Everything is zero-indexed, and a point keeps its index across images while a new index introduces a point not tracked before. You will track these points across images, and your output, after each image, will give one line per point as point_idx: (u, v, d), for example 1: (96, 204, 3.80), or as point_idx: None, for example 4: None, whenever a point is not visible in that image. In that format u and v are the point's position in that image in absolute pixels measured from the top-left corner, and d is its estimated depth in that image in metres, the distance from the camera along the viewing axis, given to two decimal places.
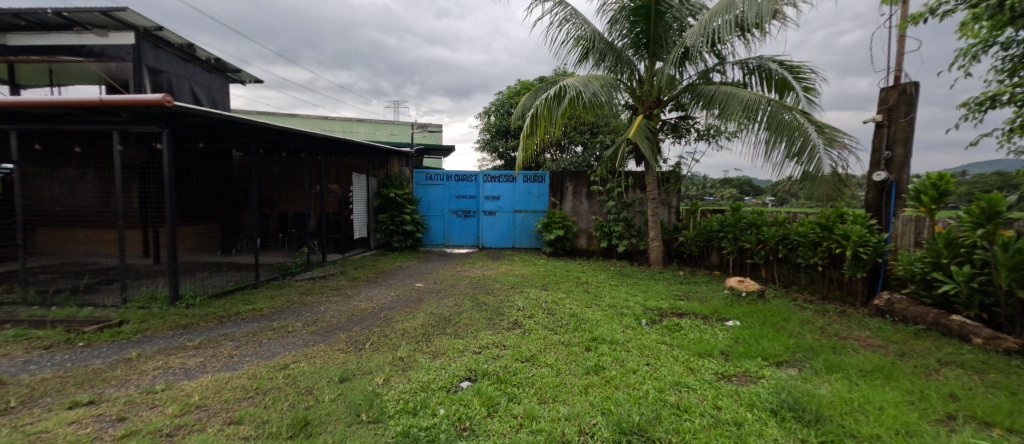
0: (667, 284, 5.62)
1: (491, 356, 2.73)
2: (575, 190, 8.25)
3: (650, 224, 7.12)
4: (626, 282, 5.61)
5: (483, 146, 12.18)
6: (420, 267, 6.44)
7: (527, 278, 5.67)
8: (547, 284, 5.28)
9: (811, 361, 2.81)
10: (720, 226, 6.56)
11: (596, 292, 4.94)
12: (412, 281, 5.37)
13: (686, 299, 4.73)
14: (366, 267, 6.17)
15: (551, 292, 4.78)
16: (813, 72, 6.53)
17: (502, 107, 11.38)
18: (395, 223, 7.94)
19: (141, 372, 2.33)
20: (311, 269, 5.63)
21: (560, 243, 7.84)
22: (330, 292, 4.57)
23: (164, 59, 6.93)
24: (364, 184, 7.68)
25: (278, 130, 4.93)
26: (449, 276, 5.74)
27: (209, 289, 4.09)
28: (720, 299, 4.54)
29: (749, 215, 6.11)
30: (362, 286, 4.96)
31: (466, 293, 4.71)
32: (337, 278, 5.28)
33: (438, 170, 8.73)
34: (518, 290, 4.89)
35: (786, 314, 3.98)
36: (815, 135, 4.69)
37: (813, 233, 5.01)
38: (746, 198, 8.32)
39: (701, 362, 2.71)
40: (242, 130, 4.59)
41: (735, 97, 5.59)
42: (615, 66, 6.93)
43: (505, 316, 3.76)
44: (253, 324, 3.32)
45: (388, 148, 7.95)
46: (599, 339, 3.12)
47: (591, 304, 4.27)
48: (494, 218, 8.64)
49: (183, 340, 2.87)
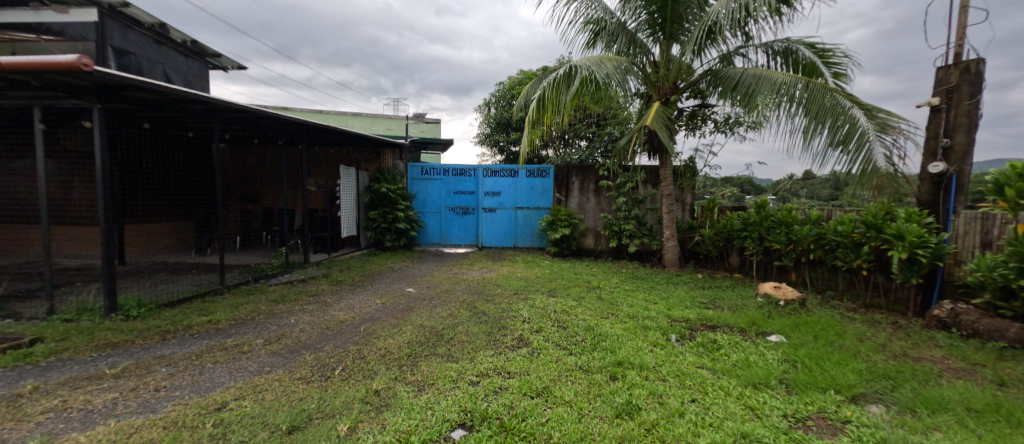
0: (689, 289, 5.02)
1: (491, 389, 2.14)
2: (582, 186, 7.64)
3: (665, 222, 6.53)
4: (644, 287, 5.01)
5: (483, 140, 11.54)
6: (413, 269, 5.86)
7: (532, 282, 5.07)
8: (554, 289, 4.69)
9: (897, 395, 2.23)
10: (743, 224, 5.98)
11: (611, 298, 4.34)
12: (402, 286, 4.77)
13: (715, 307, 4.13)
14: (353, 269, 5.57)
15: (561, 299, 4.18)
16: (845, 56, 5.94)
17: (504, 98, 10.77)
18: (387, 220, 7.34)
19: (21, 419, 1.74)
20: (291, 272, 5.03)
21: (566, 242, 7.25)
22: (308, 298, 3.98)
23: (132, 40, 6.30)
24: (354, 178, 7.08)
25: (246, 114, 4.31)
26: (445, 279, 5.14)
27: (160, 297, 3.49)
28: (754, 307, 3.95)
29: (776, 212, 5.52)
30: (345, 292, 4.36)
31: (463, 300, 4.11)
32: (319, 282, 4.69)
33: (434, 163, 8.12)
34: (523, 296, 4.31)
35: (838, 328, 3.39)
36: (864, 120, 4.07)
37: (858, 232, 4.42)
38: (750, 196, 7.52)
39: (760, 397, 2.12)
40: (200, 112, 3.98)
41: (767, 79, 4.98)
42: (628, 49, 6.35)
43: (508, 331, 3.17)
44: (202, 342, 2.73)
45: (380, 140, 7.36)
46: (624, 363, 2.52)
47: (607, 314, 3.68)
48: (494, 216, 8.04)
49: (102, 367, 2.27)
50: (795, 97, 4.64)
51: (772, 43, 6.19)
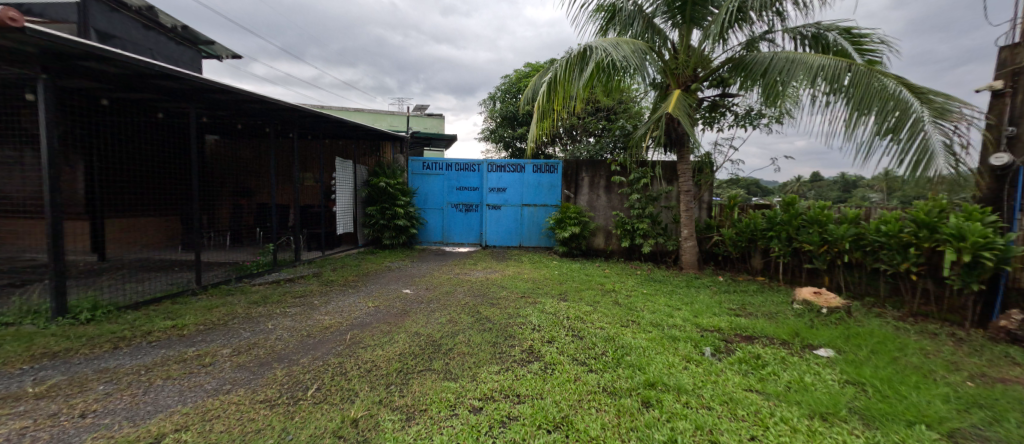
0: (712, 293, 4.56)
1: (497, 421, 1.72)
2: (592, 182, 7.21)
3: (682, 220, 6.08)
4: (663, 290, 4.57)
5: (488, 136, 11.12)
6: (412, 269, 5.44)
7: (540, 284, 4.65)
8: (565, 292, 4.25)
9: (1006, 432, 1.78)
10: (767, 224, 5.53)
11: (629, 303, 3.90)
12: (398, 287, 4.36)
13: (747, 315, 3.68)
14: (347, 268, 5.17)
15: (574, 304, 3.76)
16: (880, 42, 5.46)
17: (509, 92, 10.37)
18: (385, 217, 6.94)
19: None
20: (279, 271, 4.64)
21: (575, 242, 6.81)
22: (293, 300, 3.58)
23: (118, 24, 5.95)
24: (351, 172, 6.69)
25: (227, 97, 3.92)
26: (446, 280, 4.72)
27: (124, 298, 3.10)
28: (793, 316, 3.50)
29: (808, 210, 5.05)
30: (335, 293, 3.95)
31: (465, 304, 3.69)
32: (307, 282, 4.29)
33: (436, 158, 7.72)
34: (532, 300, 3.88)
35: (898, 342, 2.93)
36: (919, 105, 3.60)
37: (908, 232, 3.95)
38: (757, 198, 6.95)
39: (835, 435, 1.68)
40: (173, 91, 3.59)
41: (802, 63, 4.53)
42: (644, 34, 5.88)
43: (516, 341, 2.75)
44: (158, 353, 2.33)
45: (379, 132, 6.97)
46: (658, 385, 2.08)
47: (627, 322, 3.26)
48: (499, 213, 7.62)
49: (24, 385, 1.87)
50: (836, 82, 4.17)
51: (800, 28, 5.70)
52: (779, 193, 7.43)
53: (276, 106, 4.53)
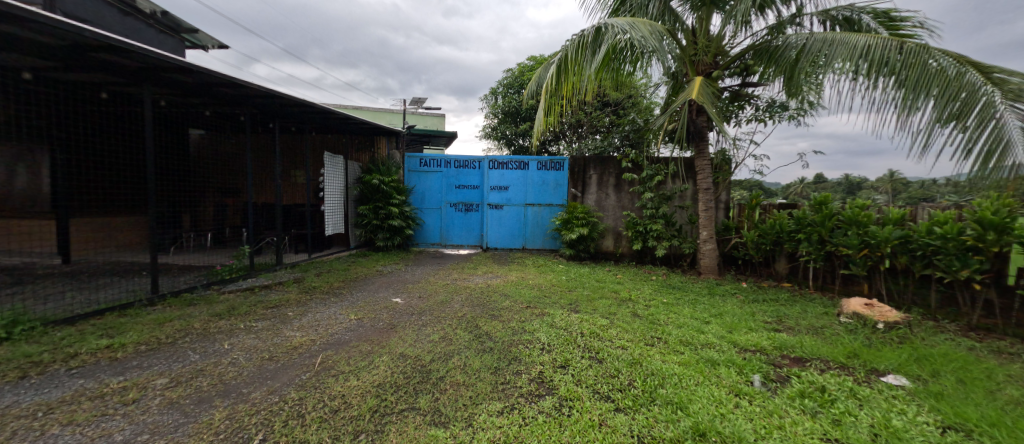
0: (740, 303, 4.06)
1: None
2: (601, 180, 6.71)
3: (699, 221, 5.58)
4: (684, 299, 4.07)
5: (489, 133, 10.64)
6: (405, 274, 4.95)
7: (547, 291, 4.17)
8: (575, 301, 3.76)
9: None
10: (795, 224, 5.03)
11: (649, 315, 3.41)
12: (387, 295, 3.86)
13: (788, 331, 3.17)
14: (333, 273, 4.69)
15: (587, 317, 3.27)
16: (920, 26, 4.95)
17: (512, 86, 9.88)
18: (379, 217, 6.46)
19: None
20: (256, 276, 4.16)
21: (582, 244, 6.32)
22: (263, 312, 3.10)
23: (89, 7, 5.49)
24: (342, 168, 6.24)
25: (190, 78, 3.45)
26: (442, 286, 4.24)
27: (57, 313, 2.63)
28: (845, 332, 3.00)
29: (844, 211, 4.55)
30: (314, 303, 3.45)
31: (463, 316, 3.20)
32: (285, 290, 3.80)
33: (434, 154, 7.26)
34: (539, 312, 3.39)
35: (983, 367, 2.43)
36: (990, 87, 3.10)
37: (970, 234, 3.46)
38: (776, 199, 6.50)
39: None
40: (126, 68, 3.13)
41: (844, 43, 4.05)
42: (660, 17, 5.37)
43: (522, 365, 2.28)
44: (74, 384, 1.86)
45: (373, 126, 6.50)
46: (710, 434, 1.60)
47: (652, 340, 2.77)
48: (501, 213, 7.14)
49: None
50: (886, 65, 3.68)
51: (832, 11, 5.18)
52: (785, 194, 7.27)
53: (251, 92, 4.06)
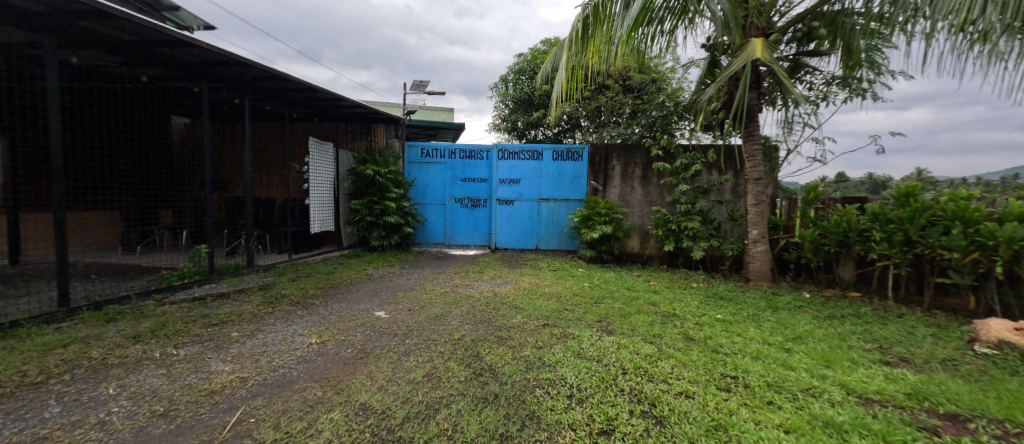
0: (818, 320, 3.18)
1: None
2: (626, 171, 5.86)
3: (747, 217, 4.67)
4: (743, 315, 3.21)
5: (499, 124, 9.89)
6: (399, 279, 4.20)
7: (568, 303, 3.35)
8: (606, 318, 2.94)
9: None
10: (869, 222, 4.09)
11: (707, 338, 2.58)
12: (370, 307, 3.09)
13: (907, 366, 2.30)
14: (314, 277, 3.97)
15: (625, 341, 2.46)
16: None
17: (524, 72, 9.08)
18: (374, 213, 5.73)
19: None
20: (216, 283, 3.46)
21: (605, 245, 5.48)
22: (198, 333, 2.35)
23: None
24: (332, 158, 5.53)
25: (118, 30, 2.72)
26: (438, 296, 3.45)
27: None
28: (1000, 373, 2.11)
29: (944, 204, 3.61)
30: (272, 319, 2.70)
31: (460, 340, 2.40)
32: (244, 300, 3.07)
33: (437, 143, 6.50)
34: (562, 333, 2.58)
35: None
36: None
37: None
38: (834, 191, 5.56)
39: None
40: (22, 13, 2.40)
41: None
42: None
43: (542, 429, 1.50)
44: None
45: (370, 112, 5.80)
46: None
47: (727, 380, 1.95)
48: (512, 209, 6.35)
49: None
50: (1022, 15, 2.59)
51: None
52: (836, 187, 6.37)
53: (208, 59, 3.33)
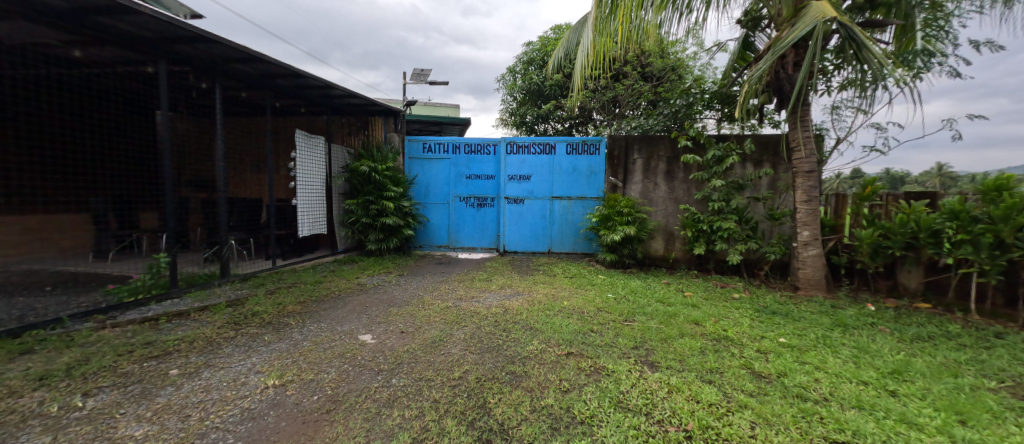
0: (904, 344, 2.56)
1: None
2: (649, 165, 5.25)
3: (795, 216, 4.04)
4: (809, 337, 2.62)
5: (507, 118, 9.33)
6: (394, 289, 3.68)
7: (593, 322, 2.78)
8: (644, 344, 2.36)
9: None
10: (946, 221, 3.44)
11: (780, 374, 1.99)
12: (355, 329, 2.56)
13: None
14: (297, 288, 3.46)
15: (675, 380, 1.89)
16: None
17: (534, 62, 8.50)
18: (370, 214, 5.21)
19: None
20: (179, 298, 2.97)
21: (627, 248, 4.90)
22: (127, 371, 1.84)
23: None
24: (323, 154, 5.02)
25: None
26: (438, 313, 2.91)
27: None
28: None
29: None
30: (230, 347, 2.19)
31: (462, 379, 1.86)
32: (205, 321, 2.56)
33: (439, 137, 5.97)
34: (593, 368, 2.01)
35: None
36: None
37: None
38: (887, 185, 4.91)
39: None
40: None
41: None
42: None
43: None
44: None
45: (364, 103, 5.27)
46: None
47: None
48: (521, 208, 5.79)
49: None
50: None
51: None
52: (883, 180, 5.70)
53: (161, 32, 2.82)
